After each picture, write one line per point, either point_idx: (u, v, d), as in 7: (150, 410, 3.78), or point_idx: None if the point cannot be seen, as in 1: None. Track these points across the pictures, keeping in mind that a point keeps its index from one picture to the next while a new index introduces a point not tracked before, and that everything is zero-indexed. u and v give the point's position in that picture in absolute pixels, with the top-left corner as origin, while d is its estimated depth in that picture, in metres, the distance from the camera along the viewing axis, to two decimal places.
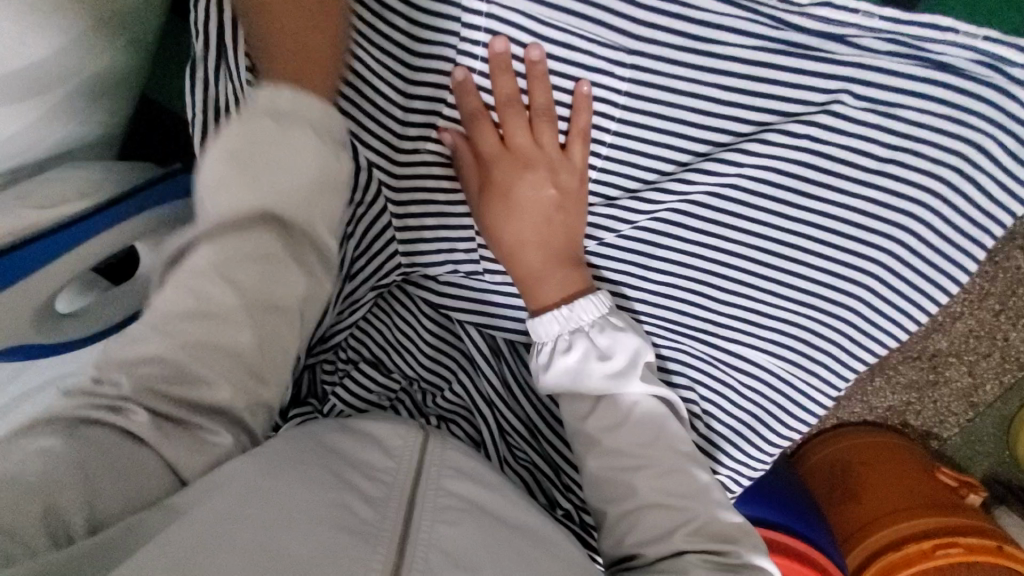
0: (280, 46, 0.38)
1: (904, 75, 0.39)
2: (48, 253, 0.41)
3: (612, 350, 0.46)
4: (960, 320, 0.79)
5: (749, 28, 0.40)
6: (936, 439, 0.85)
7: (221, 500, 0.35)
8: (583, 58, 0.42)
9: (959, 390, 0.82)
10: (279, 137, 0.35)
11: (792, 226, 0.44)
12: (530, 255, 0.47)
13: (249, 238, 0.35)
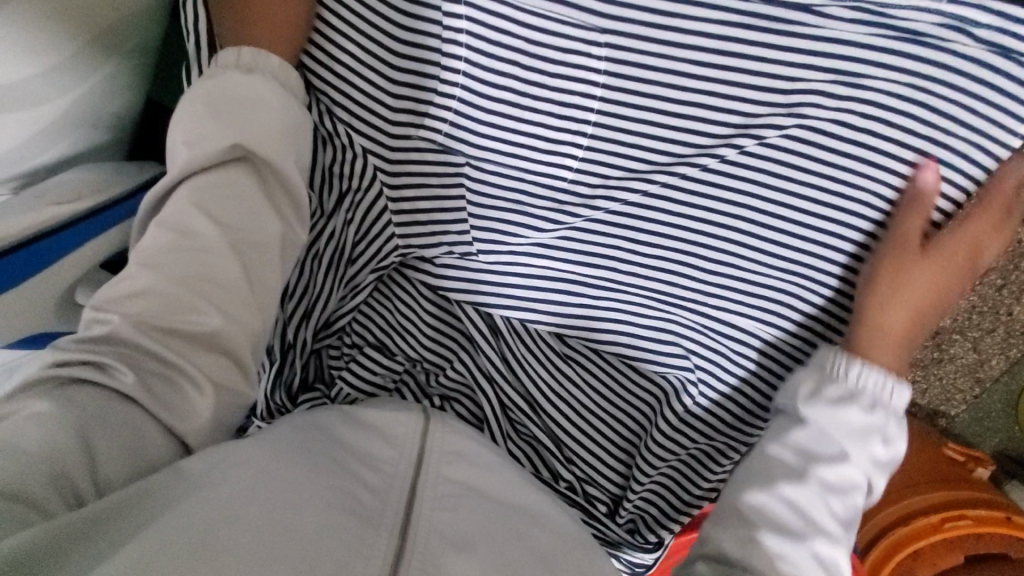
0: (234, 13, 0.47)
1: (866, 45, 0.41)
2: (56, 249, 0.45)
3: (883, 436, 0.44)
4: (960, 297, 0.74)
5: (716, 4, 0.42)
6: (944, 416, 0.82)
7: (230, 478, 0.37)
8: (560, 41, 0.44)
9: (964, 367, 0.77)
10: (241, 82, 0.45)
11: (774, 196, 0.46)
12: (885, 323, 0.45)
13: (227, 177, 0.44)
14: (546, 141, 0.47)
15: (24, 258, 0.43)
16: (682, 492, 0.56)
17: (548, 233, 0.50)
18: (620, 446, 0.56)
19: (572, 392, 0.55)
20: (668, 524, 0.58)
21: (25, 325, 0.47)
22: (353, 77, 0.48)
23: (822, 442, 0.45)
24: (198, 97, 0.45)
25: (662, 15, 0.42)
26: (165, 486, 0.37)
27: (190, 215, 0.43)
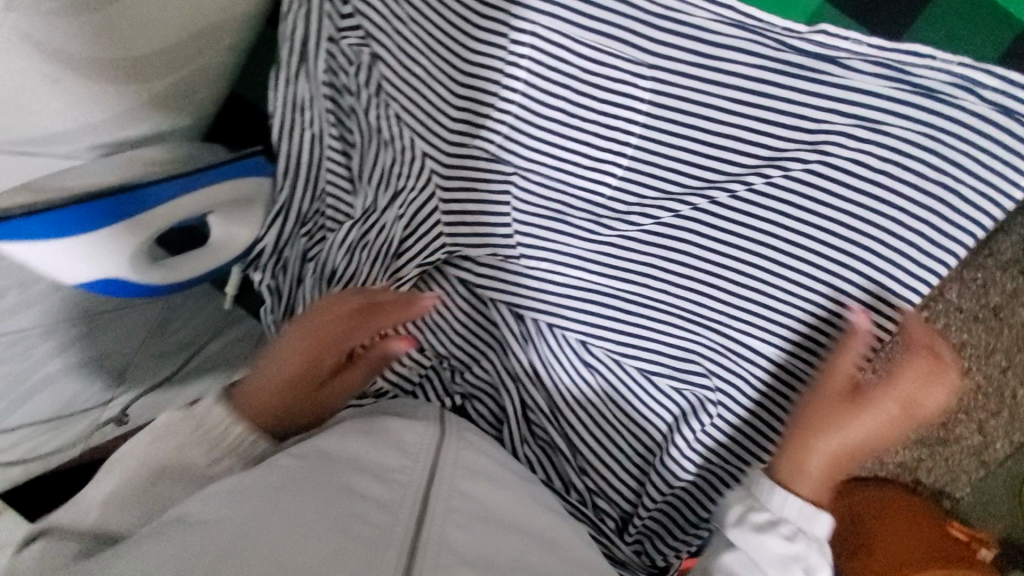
0: (266, 402, 0.56)
1: (884, 95, 0.46)
2: (133, 205, 0.47)
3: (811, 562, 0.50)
4: (968, 375, 0.72)
5: (753, 49, 0.47)
6: (948, 497, 0.78)
7: (235, 514, 0.40)
8: (611, 71, 0.50)
9: (970, 448, 0.75)
10: (165, 437, 0.53)
11: (798, 226, 0.50)
12: (812, 467, 0.52)
13: (135, 512, 0.49)
14: (589, 159, 0.52)
15: (129, 200, 0.47)
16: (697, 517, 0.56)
17: (584, 245, 0.54)
18: (635, 461, 0.57)
19: (593, 402, 0.57)
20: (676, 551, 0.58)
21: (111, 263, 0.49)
22: (422, 89, 0.53)
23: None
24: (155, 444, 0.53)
25: (703, 55, 0.48)
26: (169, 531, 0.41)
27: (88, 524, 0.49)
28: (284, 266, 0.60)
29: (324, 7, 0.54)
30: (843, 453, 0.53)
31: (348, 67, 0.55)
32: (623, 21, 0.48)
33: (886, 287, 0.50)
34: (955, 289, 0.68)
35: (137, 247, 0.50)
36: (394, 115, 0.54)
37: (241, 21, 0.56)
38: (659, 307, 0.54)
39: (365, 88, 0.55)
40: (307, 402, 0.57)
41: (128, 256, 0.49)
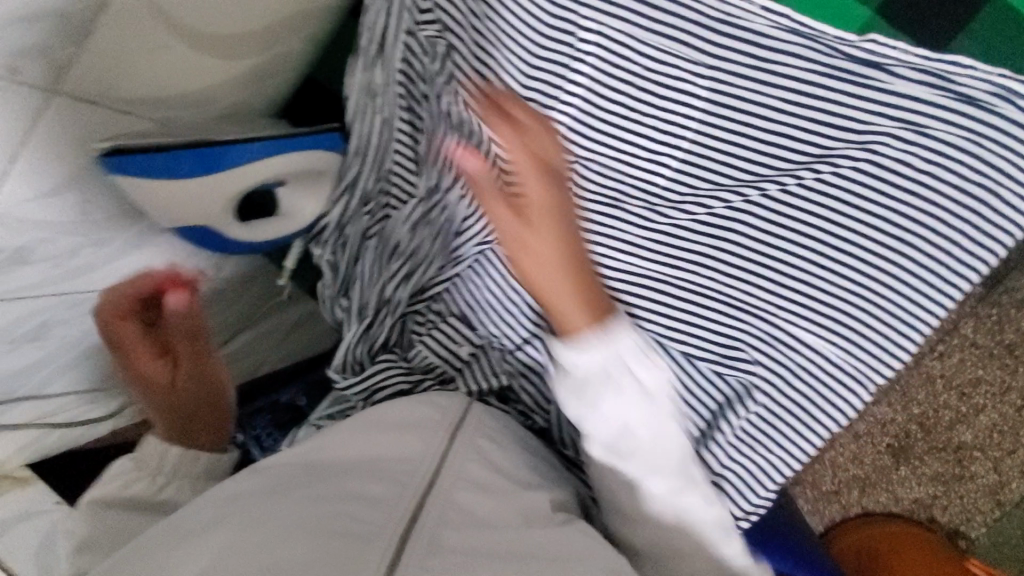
0: (173, 423, 0.59)
1: (926, 101, 0.50)
2: (222, 157, 0.51)
3: (638, 381, 0.52)
4: (985, 414, 0.93)
5: (805, 54, 0.51)
6: (965, 537, 0.96)
7: (231, 519, 0.43)
8: (669, 70, 0.54)
9: (986, 486, 0.94)
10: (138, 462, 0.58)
11: (844, 222, 0.53)
12: (556, 280, 0.52)
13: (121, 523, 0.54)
14: (646, 151, 0.55)
15: (218, 152, 0.50)
16: (740, 500, 0.57)
17: (637, 231, 0.57)
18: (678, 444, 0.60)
19: None
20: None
21: (190, 211, 0.52)
22: (491, 81, 0.57)
23: (620, 433, 0.52)
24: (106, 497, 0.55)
25: (760, 60, 0.52)
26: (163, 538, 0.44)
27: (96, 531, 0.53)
28: (344, 241, 0.63)
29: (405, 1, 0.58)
30: (544, 257, 0.52)
31: (423, 57, 0.59)
32: (683, 26, 0.52)
33: (927, 282, 0.53)
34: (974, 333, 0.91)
35: (228, 198, 0.53)
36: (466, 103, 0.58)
37: (323, 12, 0.60)
38: (705, 293, 0.56)
39: (437, 76, 0.58)
40: (210, 400, 0.61)
41: (217, 205, 0.53)
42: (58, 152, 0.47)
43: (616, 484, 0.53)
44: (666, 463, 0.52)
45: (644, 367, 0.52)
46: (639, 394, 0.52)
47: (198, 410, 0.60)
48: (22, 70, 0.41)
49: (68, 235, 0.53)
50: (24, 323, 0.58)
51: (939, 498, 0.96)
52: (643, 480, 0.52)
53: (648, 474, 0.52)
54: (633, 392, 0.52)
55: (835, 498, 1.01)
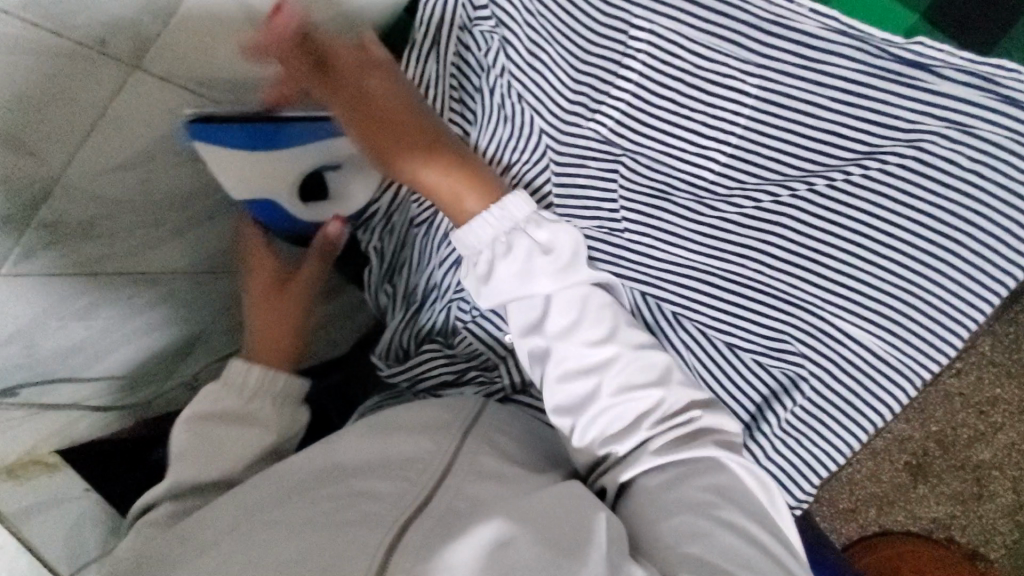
0: (263, 333, 0.61)
1: (976, 103, 0.50)
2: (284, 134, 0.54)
3: (535, 244, 0.53)
4: (1002, 433, 1.00)
5: (854, 55, 0.51)
6: (983, 558, 1.00)
7: (254, 511, 0.48)
8: (719, 67, 0.54)
9: (1006, 507, 1.00)
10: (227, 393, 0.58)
11: (891, 218, 0.54)
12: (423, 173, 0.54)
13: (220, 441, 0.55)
14: (694, 147, 0.56)
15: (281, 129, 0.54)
16: (792, 490, 0.60)
17: (686, 223, 0.58)
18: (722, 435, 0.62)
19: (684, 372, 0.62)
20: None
21: (253, 186, 0.56)
22: (544, 76, 0.59)
23: (528, 305, 0.55)
24: (196, 409, 0.57)
25: (808, 59, 0.52)
26: (198, 528, 0.48)
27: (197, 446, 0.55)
28: (391, 229, 0.64)
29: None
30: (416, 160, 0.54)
31: (479, 52, 0.61)
32: (735, 25, 0.52)
33: (974, 280, 0.53)
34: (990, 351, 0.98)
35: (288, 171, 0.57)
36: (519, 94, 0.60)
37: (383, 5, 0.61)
38: (750, 286, 0.58)
39: (491, 69, 0.60)
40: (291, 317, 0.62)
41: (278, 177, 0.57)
42: (132, 126, 0.48)
43: (548, 366, 0.55)
44: (586, 323, 0.54)
45: (532, 227, 0.54)
46: (534, 258, 0.53)
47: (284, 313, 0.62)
48: (111, 44, 0.42)
49: (128, 213, 0.55)
50: (75, 301, 0.58)
51: (959, 518, 1.01)
52: (571, 350, 0.54)
53: (575, 342, 0.54)
54: (534, 256, 0.53)
55: (854, 517, 1.04)
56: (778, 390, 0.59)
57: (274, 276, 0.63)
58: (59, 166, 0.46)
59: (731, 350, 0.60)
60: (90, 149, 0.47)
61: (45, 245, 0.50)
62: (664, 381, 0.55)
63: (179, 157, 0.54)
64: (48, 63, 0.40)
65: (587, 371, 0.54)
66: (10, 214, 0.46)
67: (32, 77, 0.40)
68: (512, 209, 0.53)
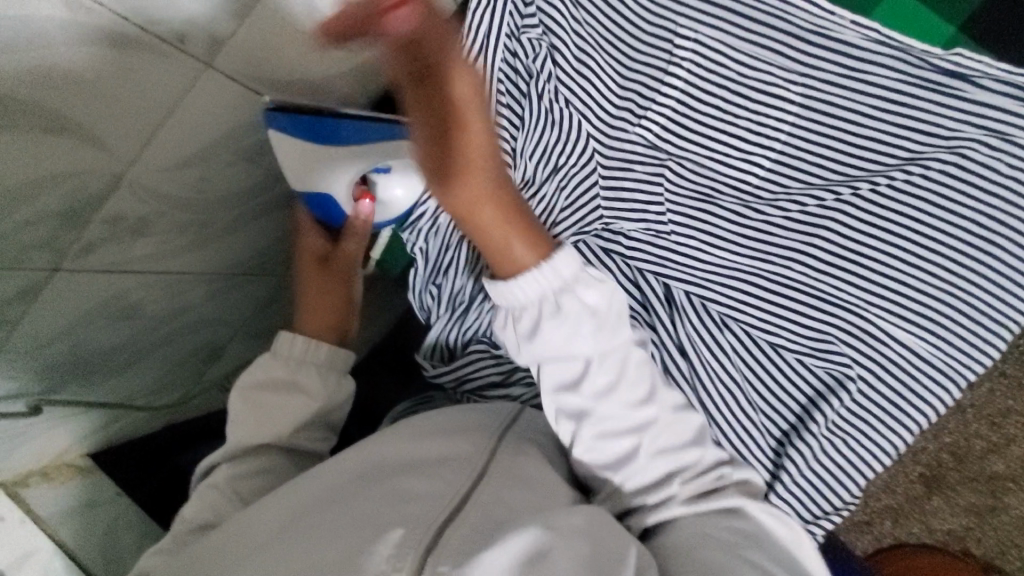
0: (311, 310, 0.66)
1: (1013, 111, 0.51)
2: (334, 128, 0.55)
3: (586, 307, 0.53)
4: (1017, 445, 0.99)
5: (898, 66, 0.52)
6: (1000, 571, 1.00)
7: (297, 504, 0.48)
8: (763, 76, 0.55)
9: (1020, 520, 0.99)
10: (267, 372, 0.61)
11: (934, 222, 0.55)
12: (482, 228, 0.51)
13: (261, 420, 0.59)
14: (738, 152, 0.57)
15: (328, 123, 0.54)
16: (842, 493, 0.60)
17: (731, 227, 0.60)
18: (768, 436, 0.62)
19: (728, 376, 0.62)
20: (809, 522, 0.61)
21: (316, 179, 0.57)
22: (591, 83, 0.60)
23: (566, 364, 0.55)
24: (247, 382, 0.61)
25: (850, 68, 0.53)
26: (246, 523, 0.48)
27: (241, 424, 0.59)
28: (436, 231, 0.63)
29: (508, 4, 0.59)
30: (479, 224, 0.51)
31: (527, 58, 0.61)
32: (780, 36, 0.53)
33: (1015, 285, 0.54)
34: (1006, 364, 0.98)
35: (335, 168, 0.57)
36: (568, 100, 0.61)
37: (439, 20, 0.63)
38: (794, 289, 0.59)
39: (539, 76, 0.60)
40: (336, 299, 0.66)
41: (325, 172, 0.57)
42: (197, 123, 0.49)
43: (585, 425, 0.55)
44: (624, 386, 0.55)
45: (581, 289, 0.53)
46: (582, 320, 0.53)
47: (330, 295, 0.66)
48: (188, 40, 0.43)
49: (182, 212, 0.55)
50: (123, 299, 0.58)
51: (973, 530, 1.01)
52: (607, 411, 0.55)
53: (614, 405, 0.55)
54: (582, 319, 0.53)
55: (868, 528, 1.04)
56: (824, 391, 0.59)
57: (315, 253, 0.65)
58: (127, 162, 0.46)
59: (778, 351, 0.61)
60: (157, 144, 0.47)
61: (105, 239, 0.51)
62: (699, 441, 0.57)
63: (234, 156, 0.55)
64: (130, 55, 0.41)
65: (622, 433, 0.55)
66: (78, 206, 0.46)
67: (112, 68, 0.41)
68: (562, 269, 0.52)
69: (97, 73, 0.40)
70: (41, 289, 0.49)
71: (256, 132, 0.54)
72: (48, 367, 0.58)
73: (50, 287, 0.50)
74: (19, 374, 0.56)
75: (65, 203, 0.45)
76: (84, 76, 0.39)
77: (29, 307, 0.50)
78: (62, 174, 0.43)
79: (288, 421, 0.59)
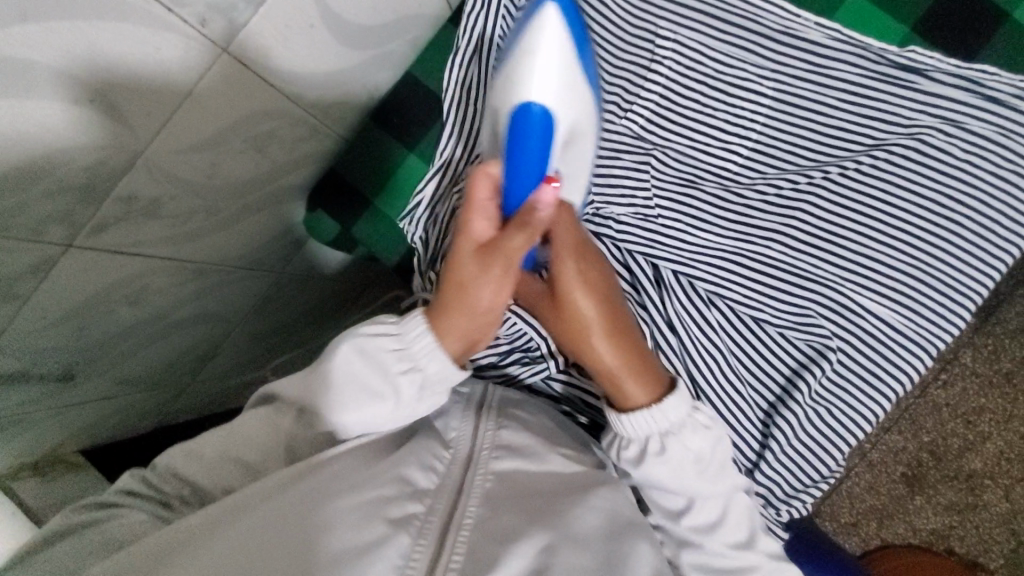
0: (449, 311, 0.52)
1: (957, 99, 0.57)
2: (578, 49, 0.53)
3: (690, 453, 0.54)
4: (991, 443, 1.00)
5: (857, 61, 0.57)
6: (982, 569, 1.00)
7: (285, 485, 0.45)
8: (737, 72, 0.60)
9: (1000, 516, 1.00)
10: (385, 348, 0.54)
11: (899, 202, 0.59)
12: (605, 363, 0.54)
13: (338, 390, 0.53)
14: (718, 141, 0.62)
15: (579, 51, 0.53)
16: (828, 463, 0.63)
17: (713, 210, 0.64)
18: (757, 410, 0.65)
19: (717, 354, 0.64)
20: (799, 490, 0.64)
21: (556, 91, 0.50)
22: None
23: (669, 495, 0.57)
24: (365, 336, 0.54)
25: (816, 63, 0.58)
26: (236, 505, 0.44)
27: (324, 379, 0.54)
28: (434, 219, 0.67)
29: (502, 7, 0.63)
30: (593, 351, 0.55)
31: None
32: (750, 36, 0.59)
33: (975, 259, 0.59)
34: (976, 362, 0.99)
35: (562, 78, 0.51)
36: None
37: (439, 28, 0.69)
38: (774, 268, 0.62)
39: None
40: (495, 309, 0.52)
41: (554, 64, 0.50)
42: (213, 106, 0.51)
43: (686, 555, 0.57)
44: (727, 523, 0.57)
45: (687, 433, 0.54)
46: (685, 463, 0.55)
47: (476, 297, 0.51)
48: (209, 24, 0.46)
49: (191, 197, 0.58)
50: (131, 283, 0.60)
51: (956, 528, 1.01)
52: (712, 549, 0.56)
53: (717, 545, 0.56)
54: (686, 463, 0.55)
55: (854, 530, 1.06)
56: (806, 363, 0.63)
57: (474, 236, 0.51)
58: (145, 140, 0.49)
59: (763, 328, 0.64)
60: (175, 124, 0.50)
61: (117, 219, 0.52)
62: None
63: (244, 145, 0.58)
64: (155, 35, 0.43)
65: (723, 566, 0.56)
66: (94, 182, 0.48)
67: (137, 50, 0.43)
68: (669, 412, 0.53)
69: (129, 50, 0.43)
70: (53, 264, 0.51)
71: (265, 120, 0.58)
72: (53, 350, 0.59)
73: (62, 263, 0.51)
74: (25, 356, 0.56)
75: (84, 177, 0.47)
76: (116, 57, 0.42)
77: (39, 283, 0.51)
78: (83, 148, 0.45)
79: (348, 412, 0.53)
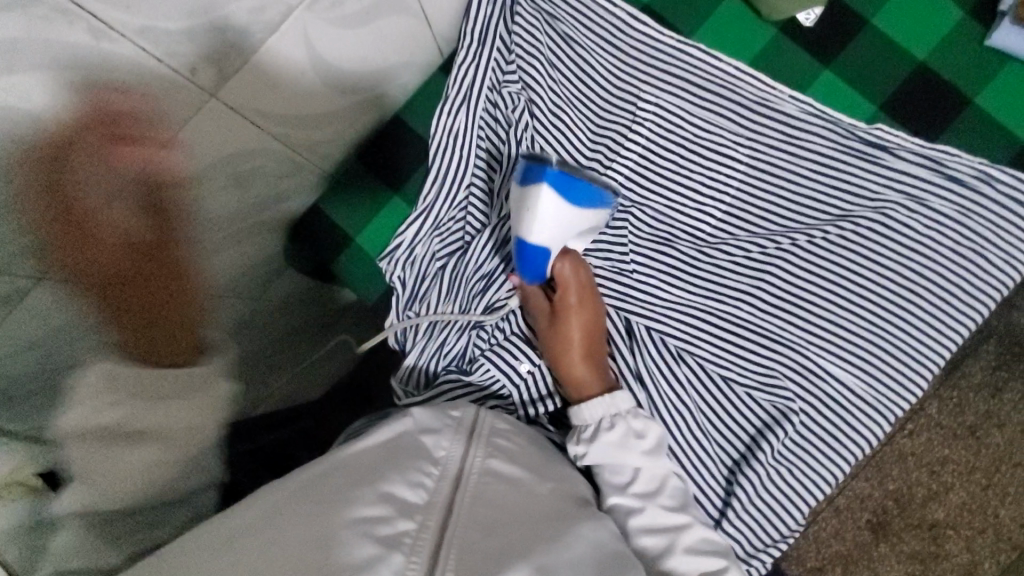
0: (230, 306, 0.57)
1: (920, 176, 0.60)
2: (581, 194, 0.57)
3: (631, 427, 0.59)
4: (953, 493, 1.00)
5: (830, 135, 0.60)
6: None
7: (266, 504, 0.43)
8: (714, 138, 0.63)
9: (960, 565, 0.99)
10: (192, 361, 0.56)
11: (863, 271, 0.61)
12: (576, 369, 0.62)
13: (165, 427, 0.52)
14: (693, 202, 0.64)
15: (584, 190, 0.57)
16: (788, 521, 0.64)
17: (686, 268, 0.66)
18: (722, 464, 0.65)
19: (685, 410, 0.65)
20: (760, 547, 0.65)
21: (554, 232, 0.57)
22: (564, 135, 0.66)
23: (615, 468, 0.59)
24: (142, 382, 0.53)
25: (791, 135, 0.61)
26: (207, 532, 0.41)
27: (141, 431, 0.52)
28: (413, 262, 0.67)
29: (492, 62, 0.64)
30: (571, 358, 0.62)
31: (506, 109, 0.66)
32: (731, 104, 0.61)
33: (934, 328, 0.61)
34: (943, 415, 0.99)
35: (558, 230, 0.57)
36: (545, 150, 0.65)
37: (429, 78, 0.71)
38: (744, 328, 0.64)
39: (517, 125, 0.65)
40: None
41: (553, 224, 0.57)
42: (203, 136, 0.52)
43: (630, 519, 0.57)
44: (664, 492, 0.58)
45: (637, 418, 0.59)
46: (629, 440, 0.58)
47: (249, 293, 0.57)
48: (199, 72, 0.47)
49: None
50: None
51: None
52: (652, 512, 0.57)
53: (654, 507, 0.57)
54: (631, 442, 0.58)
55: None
56: (770, 422, 0.64)
57: None
58: None
59: (731, 385, 0.65)
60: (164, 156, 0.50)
61: None
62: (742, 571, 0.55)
63: (227, 179, 0.58)
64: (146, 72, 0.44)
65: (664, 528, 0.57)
66: None
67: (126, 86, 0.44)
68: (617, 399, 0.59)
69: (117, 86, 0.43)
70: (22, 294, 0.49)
71: (255, 155, 0.59)
72: None
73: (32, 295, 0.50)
74: None
75: None
76: None
77: None
78: None
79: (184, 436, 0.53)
